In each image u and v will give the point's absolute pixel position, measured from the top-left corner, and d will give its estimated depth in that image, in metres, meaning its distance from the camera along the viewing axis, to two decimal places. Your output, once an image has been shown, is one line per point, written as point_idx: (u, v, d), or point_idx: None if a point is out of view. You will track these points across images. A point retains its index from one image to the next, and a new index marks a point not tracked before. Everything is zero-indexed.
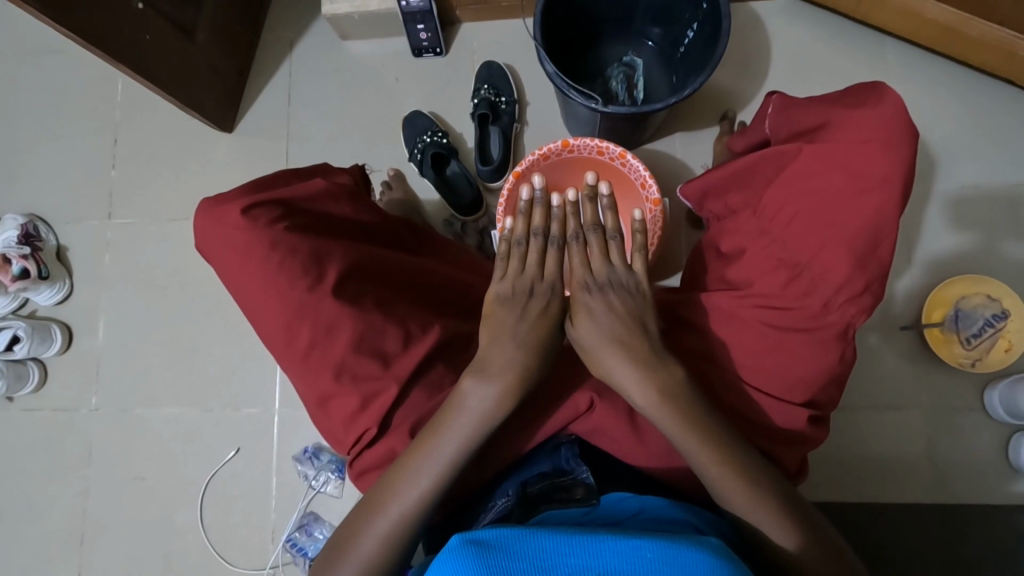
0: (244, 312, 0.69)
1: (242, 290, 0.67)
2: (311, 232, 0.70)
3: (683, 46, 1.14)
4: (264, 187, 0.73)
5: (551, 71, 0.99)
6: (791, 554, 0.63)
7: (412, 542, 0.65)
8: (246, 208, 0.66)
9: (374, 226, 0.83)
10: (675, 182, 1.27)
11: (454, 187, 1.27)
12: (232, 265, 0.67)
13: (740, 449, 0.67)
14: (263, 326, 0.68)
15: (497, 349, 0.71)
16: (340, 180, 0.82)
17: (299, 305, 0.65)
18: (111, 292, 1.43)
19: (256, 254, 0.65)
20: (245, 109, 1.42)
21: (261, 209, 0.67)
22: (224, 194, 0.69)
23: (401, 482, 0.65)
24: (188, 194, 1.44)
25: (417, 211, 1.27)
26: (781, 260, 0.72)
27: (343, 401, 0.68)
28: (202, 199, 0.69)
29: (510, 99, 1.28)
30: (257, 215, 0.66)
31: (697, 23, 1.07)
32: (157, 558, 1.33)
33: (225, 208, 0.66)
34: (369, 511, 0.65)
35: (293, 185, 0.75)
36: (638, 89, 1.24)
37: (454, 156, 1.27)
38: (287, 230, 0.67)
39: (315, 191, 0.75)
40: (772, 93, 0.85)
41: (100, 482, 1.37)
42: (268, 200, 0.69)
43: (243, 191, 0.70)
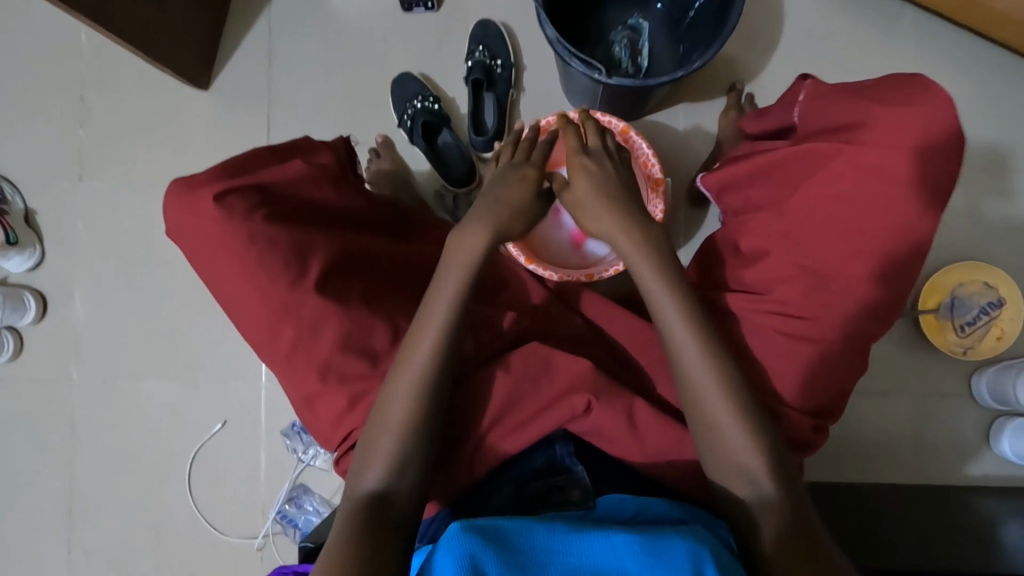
0: (222, 306, 0.66)
1: (220, 284, 0.64)
2: (291, 221, 0.66)
3: (694, 10, 1.07)
4: (238, 167, 0.68)
5: (552, 37, 0.91)
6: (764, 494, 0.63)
7: (417, 488, 0.61)
8: (220, 196, 0.62)
9: (361, 211, 0.78)
10: (676, 158, 1.22)
11: (445, 159, 1.21)
12: (209, 255, 0.63)
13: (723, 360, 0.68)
14: (244, 322, 0.65)
15: (501, 211, 0.75)
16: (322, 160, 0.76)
17: (283, 302, 0.63)
18: (86, 260, 1.37)
19: (232, 247, 0.61)
20: (222, 65, 1.33)
21: (236, 197, 0.63)
22: (195, 178, 0.65)
23: (396, 406, 0.62)
24: (165, 157, 1.36)
25: (405, 181, 1.21)
26: (803, 266, 0.70)
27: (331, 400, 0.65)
28: (172, 182, 0.64)
29: (506, 63, 1.21)
30: (231, 204, 0.62)
31: None
32: (147, 528, 1.33)
33: (195, 197, 0.62)
34: (368, 458, 0.61)
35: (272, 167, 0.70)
36: (642, 56, 1.16)
37: (446, 124, 1.20)
38: (263, 221, 0.63)
39: (295, 175, 0.70)
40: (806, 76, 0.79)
41: (86, 452, 1.35)
42: (241, 188, 0.64)
43: (214, 173, 0.65)
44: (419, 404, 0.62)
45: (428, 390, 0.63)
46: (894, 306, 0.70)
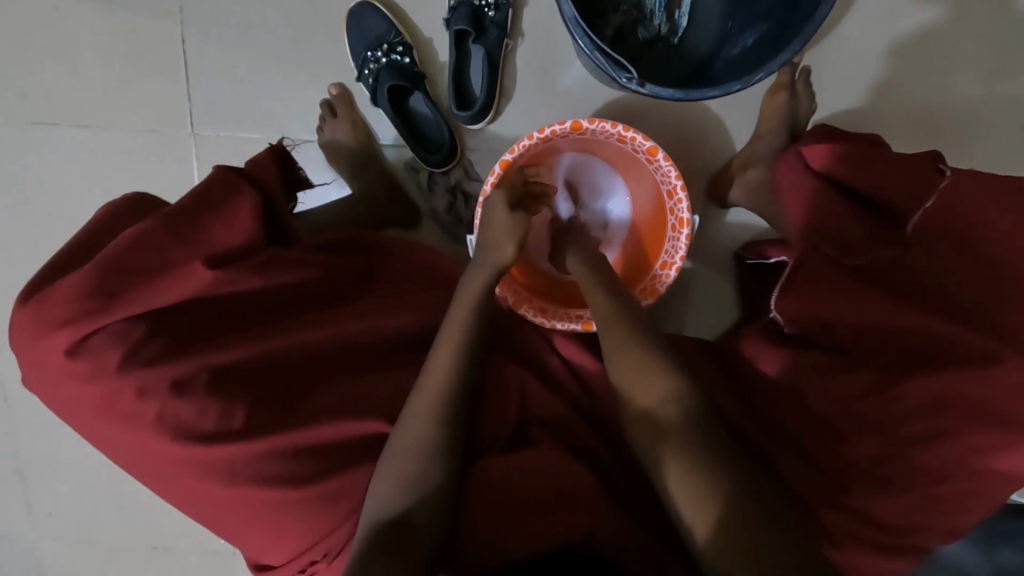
0: (128, 445, 0.64)
1: (125, 425, 0.63)
2: (177, 349, 0.64)
3: None
4: (94, 278, 0.62)
5: (569, 13, 0.68)
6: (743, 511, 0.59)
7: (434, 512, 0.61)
8: (80, 340, 0.62)
9: (280, 291, 0.69)
10: (702, 143, 1.01)
11: (420, 132, 0.97)
12: (108, 394, 0.63)
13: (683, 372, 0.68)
14: (159, 457, 0.64)
15: (499, 231, 0.75)
16: (209, 234, 0.65)
17: (183, 448, 0.62)
18: None
19: (132, 387, 0.62)
20: None
21: (99, 337, 0.63)
22: (46, 302, 0.62)
23: (417, 434, 0.64)
24: (52, 90, 1.05)
25: (369, 157, 0.98)
26: (887, 413, 0.64)
27: (252, 539, 0.65)
28: (46, 305, 0.62)
29: (500, 3, 0.91)
30: (99, 347, 0.63)
31: None
32: (110, 498, 1.30)
33: (54, 339, 0.62)
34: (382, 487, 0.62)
35: (144, 271, 0.63)
36: (681, 10, 0.87)
37: (420, 86, 0.95)
38: (137, 365, 0.62)
39: (170, 280, 0.64)
40: (945, 169, 0.66)
41: (29, 425, 1.26)
42: (108, 319, 0.63)
43: (68, 298, 0.62)
44: (438, 431, 0.64)
45: (446, 414, 0.65)
46: (970, 462, 0.64)
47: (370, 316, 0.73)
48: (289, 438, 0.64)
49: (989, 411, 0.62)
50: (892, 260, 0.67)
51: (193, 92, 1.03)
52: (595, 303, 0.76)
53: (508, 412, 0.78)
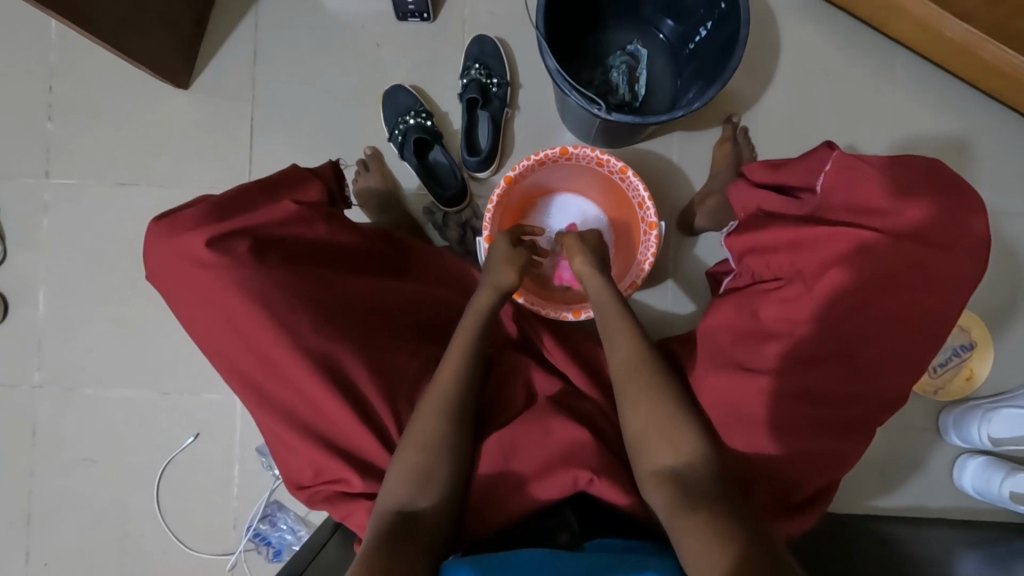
0: (224, 344, 0.76)
1: (225, 326, 0.75)
2: (289, 261, 0.78)
3: (693, 43, 1.07)
4: (221, 202, 0.78)
5: (553, 67, 0.91)
6: (693, 510, 0.64)
7: (441, 504, 0.70)
8: (210, 240, 0.74)
9: (353, 241, 0.86)
10: (669, 185, 1.23)
11: (437, 176, 1.20)
12: (214, 301, 0.74)
13: (652, 383, 0.76)
14: (251, 354, 0.75)
15: (498, 260, 0.88)
16: (304, 188, 0.85)
17: (265, 354, 0.75)
18: (50, 259, 1.30)
19: (235, 292, 0.73)
20: (205, 64, 1.29)
21: (227, 238, 0.75)
22: (178, 219, 0.76)
23: (425, 430, 0.73)
24: (140, 155, 1.30)
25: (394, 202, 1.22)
26: (838, 354, 0.75)
27: (311, 451, 0.75)
28: (176, 219, 0.76)
29: (502, 82, 1.19)
30: (227, 244, 0.75)
31: (710, 22, 1.00)
32: (112, 541, 1.29)
33: (183, 242, 0.74)
34: (396, 480, 0.71)
35: (254, 206, 0.80)
36: (640, 83, 1.15)
37: (439, 142, 1.19)
38: (256, 264, 0.74)
39: (278, 212, 0.80)
40: (832, 144, 0.80)
41: (48, 462, 1.30)
42: (228, 230, 0.76)
43: (196, 214, 0.76)
44: (442, 428, 0.73)
45: (449, 418, 0.74)
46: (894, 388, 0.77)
47: (405, 288, 0.88)
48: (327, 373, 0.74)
49: (911, 338, 0.75)
50: (826, 220, 0.75)
51: (254, 156, 1.29)
52: (622, 347, 0.79)
53: (511, 381, 0.88)
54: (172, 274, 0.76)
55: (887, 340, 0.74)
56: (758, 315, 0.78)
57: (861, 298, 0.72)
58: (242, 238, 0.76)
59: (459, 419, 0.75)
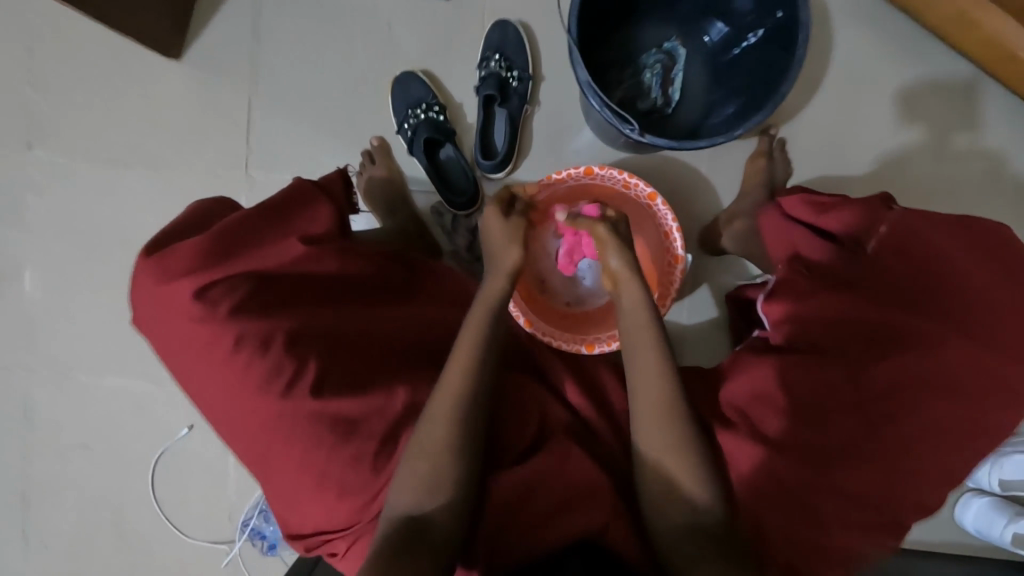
0: (210, 396, 0.71)
1: (212, 377, 0.70)
2: (287, 308, 0.72)
3: (738, 48, 0.97)
4: (216, 235, 0.73)
5: (584, 79, 0.82)
6: (704, 546, 0.64)
7: (451, 517, 0.63)
8: (203, 287, 0.70)
9: (357, 269, 0.79)
10: (695, 195, 1.15)
11: (446, 176, 1.12)
12: (203, 351, 0.70)
13: (671, 398, 0.72)
14: (236, 409, 0.70)
15: (500, 240, 0.81)
16: (313, 214, 0.78)
17: (252, 409, 0.69)
18: (36, 239, 1.23)
19: (224, 344, 0.69)
20: (199, 34, 1.19)
21: (215, 287, 0.70)
22: (172, 255, 0.72)
23: (436, 436, 0.66)
24: (130, 133, 1.21)
25: (401, 199, 1.13)
26: (892, 446, 0.71)
27: (308, 508, 0.69)
28: (170, 257, 0.71)
29: (523, 75, 1.09)
30: (221, 291, 0.70)
31: (763, 30, 0.90)
32: (108, 526, 1.29)
33: (176, 287, 0.71)
34: (405, 486, 0.64)
35: (255, 239, 0.75)
36: (674, 86, 1.04)
37: (450, 139, 1.10)
38: (245, 315, 0.70)
39: (276, 249, 0.75)
40: (894, 205, 0.78)
41: (41, 445, 1.28)
42: (225, 273, 0.72)
43: (193, 251, 0.71)
44: (453, 439, 0.66)
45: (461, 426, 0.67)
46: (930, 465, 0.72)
47: (412, 325, 0.79)
48: (325, 413, 0.68)
49: (947, 399, 0.71)
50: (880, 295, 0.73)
51: (252, 140, 1.19)
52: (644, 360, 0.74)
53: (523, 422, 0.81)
54: (158, 318, 0.72)
55: (936, 433, 0.72)
56: (790, 378, 0.73)
57: (901, 374, 0.71)
58: (238, 282, 0.71)
59: (471, 424, 0.67)
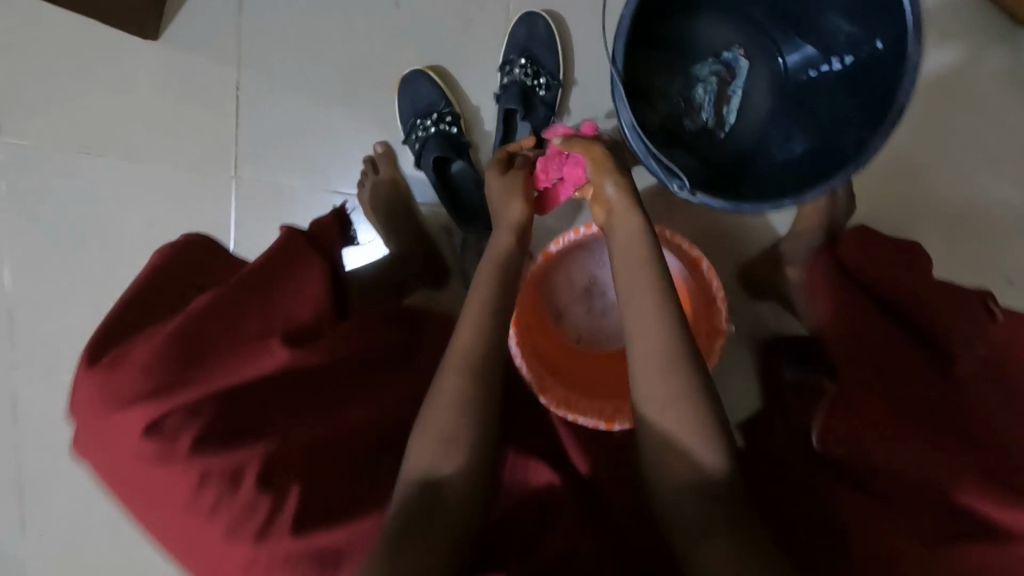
0: (171, 540, 0.56)
1: (173, 518, 0.55)
2: (264, 426, 0.57)
3: (814, 71, 0.81)
4: (171, 338, 0.56)
5: (628, 120, 0.68)
6: (717, 516, 0.54)
7: (466, 490, 0.55)
8: (157, 418, 0.54)
9: (343, 353, 0.65)
10: (737, 228, 1.02)
11: (459, 195, 0.98)
12: (159, 490, 0.54)
13: (694, 344, 0.62)
14: (202, 555, 0.55)
15: (502, 195, 0.74)
16: (301, 294, 0.63)
17: (219, 560, 0.54)
18: (11, 232, 1.14)
19: (185, 487, 0.54)
20: (179, 9, 1.05)
21: (173, 414, 0.54)
22: (118, 371, 0.54)
23: (450, 392, 0.59)
24: (106, 118, 1.07)
25: (406, 216, 1.00)
26: None
27: None
28: (115, 371, 0.54)
29: (551, 82, 0.93)
30: (179, 423, 0.54)
31: (852, 57, 0.74)
32: (105, 525, 1.26)
33: (123, 418, 0.54)
34: (419, 447, 0.56)
35: (227, 340, 0.58)
36: (730, 107, 0.88)
37: (463, 153, 0.96)
38: (212, 449, 0.54)
39: (255, 355, 0.58)
40: (997, 312, 0.67)
41: (36, 441, 1.24)
42: (186, 395, 0.55)
43: (143, 368, 0.54)
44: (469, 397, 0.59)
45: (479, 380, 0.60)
46: None
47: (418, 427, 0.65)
48: (304, 551, 0.53)
49: None
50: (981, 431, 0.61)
51: (241, 135, 1.06)
52: (649, 332, 0.60)
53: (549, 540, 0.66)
54: (101, 450, 0.55)
55: None
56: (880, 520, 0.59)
57: None
58: (204, 400, 0.56)
59: (485, 400, 0.59)
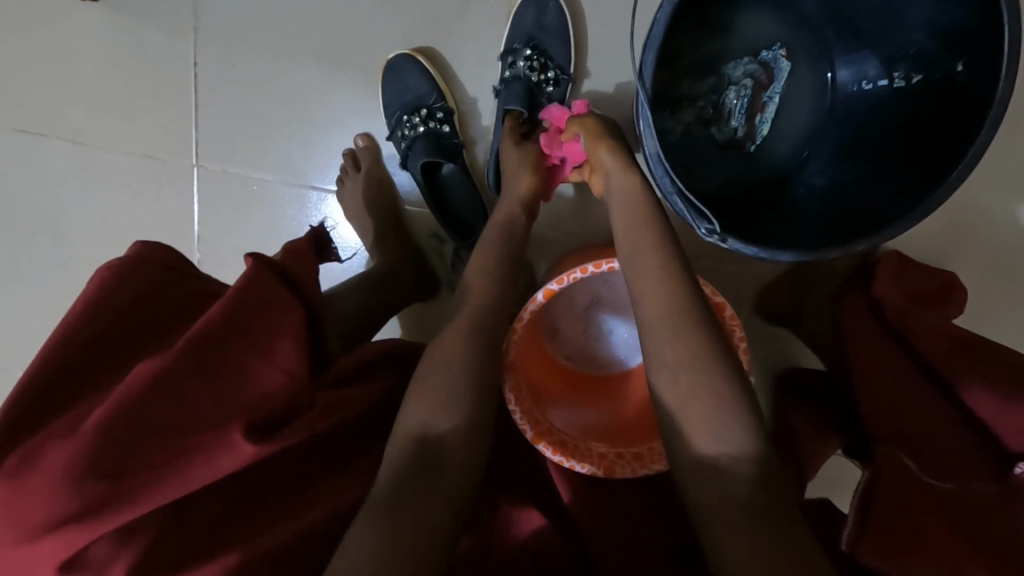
0: None
1: None
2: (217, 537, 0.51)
3: (869, 85, 0.69)
4: (99, 438, 0.47)
5: (653, 150, 0.58)
6: (747, 502, 0.46)
7: (464, 463, 0.52)
8: (81, 551, 0.47)
9: (317, 430, 0.57)
10: None
11: (450, 201, 0.87)
12: None
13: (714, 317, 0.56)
14: None
15: (512, 166, 0.76)
16: (264, 368, 0.54)
17: None
18: None
19: None
20: None
21: (101, 542, 0.47)
22: (32, 491, 0.46)
23: (447, 364, 0.56)
24: (43, 95, 0.93)
25: (391, 223, 0.90)
26: None
27: None
28: (28, 493, 0.46)
29: (558, 81, 0.83)
30: (110, 553, 0.47)
31: (920, 76, 0.64)
32: None
33: (39, 547, 0.46)
34: (415, 414, 0.53)
35: (170, 439, 0.49)
36: (765, 117, 0.75)
37: (456, 155, 0.86)
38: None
39: (202, 456, 0.49)
40: None
41: None
42: (116, 519, 0.47)
43: (60, 488, 0.46)
44: (468, 358, 0.56)
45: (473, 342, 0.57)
46: None
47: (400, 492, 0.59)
48: None
49: None
50: None
51: (203, 120, 0.92)
52: (651, 288, 0.56)
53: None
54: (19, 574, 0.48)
55: None
56: None
57: None
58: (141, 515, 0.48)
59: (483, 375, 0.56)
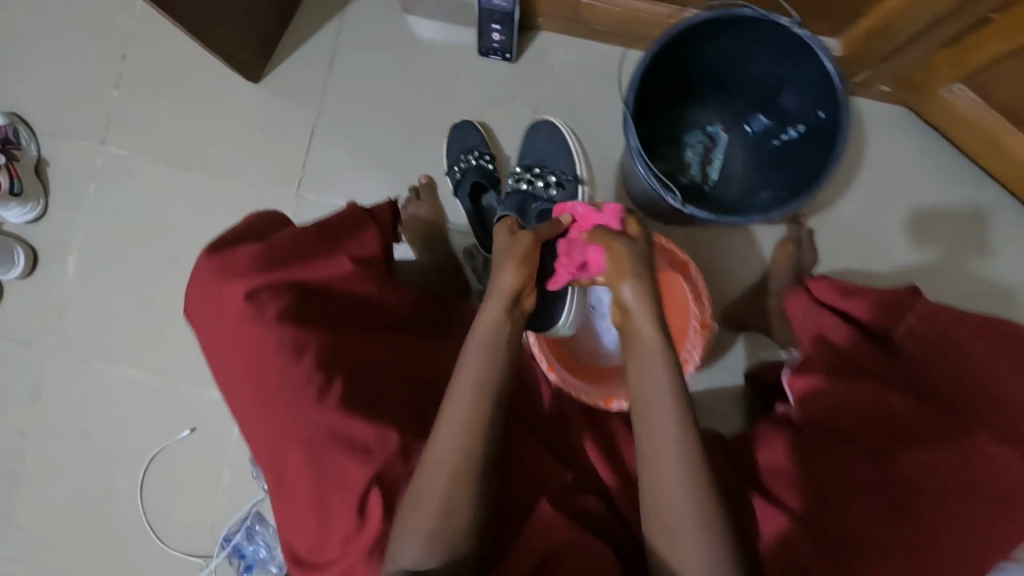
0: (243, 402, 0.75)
1: (246, 378, 0.73)
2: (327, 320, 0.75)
3: (778, 139, 1.04)
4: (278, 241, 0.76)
5: (636, 147, 0.88)
6: None
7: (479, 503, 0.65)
8: (253, 291, 0.73)
9: (391, 298, 0.82)
10: (723, 272, 1.18)
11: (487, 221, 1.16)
12: (244, 351, 0.73)
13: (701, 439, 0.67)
14: (261, 415, 0.72)
15: (505, 269, 0.69)
16: (362, 239, 0.81)
17: (278, 416, 0.72)
18: (86, 222, 1.29)
19: (261, 348, 0.72)
20: (280, 61, 1.28)
21: (264, 291, 0.73)
22: (235, 256, 0.75)
23: (457, 433, 0.65)
24: (197, 138, 1.29)
25: (438, 237, 1.19)
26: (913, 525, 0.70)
27: (307, 524, 0.69)
28: (229, 256, 0.75)
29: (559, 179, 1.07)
30: (269, 298, 0.73)
31: (804, 125, 0.98)
32: (89, 517, 1.26)
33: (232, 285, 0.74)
34: (435, 474, 0.63)
35: (310, 253, 0.77)
36: (714, 166, 1.10)
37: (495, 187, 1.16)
38: (286, 322, 0.72)
39: (326, 267, 0.77)
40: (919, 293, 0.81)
41: (42, 424, 1.27)
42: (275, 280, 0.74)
43: (252, 257, 0.75)
44: (477, 413, 0.65)
45: (487, 413, 0.66)
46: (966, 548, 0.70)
47: None
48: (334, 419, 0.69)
49: (972, 493, 0.70)
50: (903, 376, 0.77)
51: (311, 160, 1.27)
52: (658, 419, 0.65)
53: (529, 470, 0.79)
54: (212, 316, 0.75)
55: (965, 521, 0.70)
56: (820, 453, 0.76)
57: (933, 467, 0.71)
58: (287, 288, 0.75)
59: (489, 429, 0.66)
